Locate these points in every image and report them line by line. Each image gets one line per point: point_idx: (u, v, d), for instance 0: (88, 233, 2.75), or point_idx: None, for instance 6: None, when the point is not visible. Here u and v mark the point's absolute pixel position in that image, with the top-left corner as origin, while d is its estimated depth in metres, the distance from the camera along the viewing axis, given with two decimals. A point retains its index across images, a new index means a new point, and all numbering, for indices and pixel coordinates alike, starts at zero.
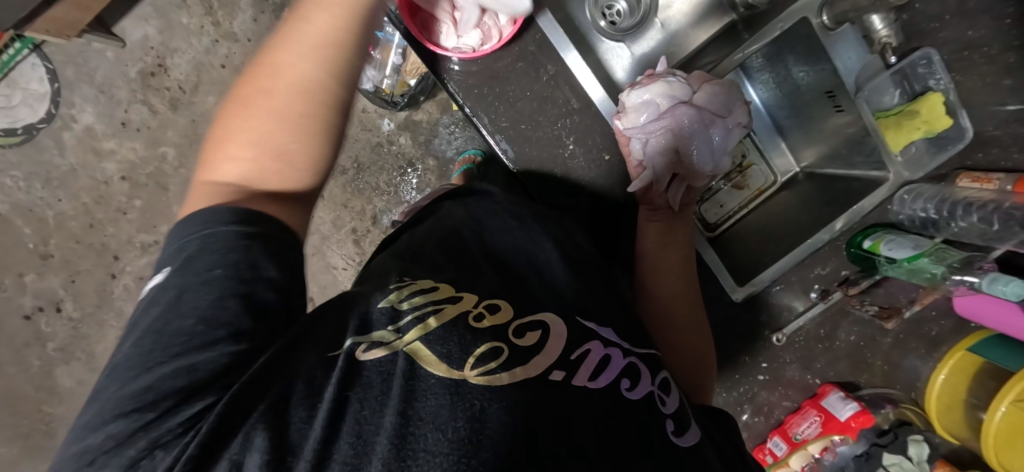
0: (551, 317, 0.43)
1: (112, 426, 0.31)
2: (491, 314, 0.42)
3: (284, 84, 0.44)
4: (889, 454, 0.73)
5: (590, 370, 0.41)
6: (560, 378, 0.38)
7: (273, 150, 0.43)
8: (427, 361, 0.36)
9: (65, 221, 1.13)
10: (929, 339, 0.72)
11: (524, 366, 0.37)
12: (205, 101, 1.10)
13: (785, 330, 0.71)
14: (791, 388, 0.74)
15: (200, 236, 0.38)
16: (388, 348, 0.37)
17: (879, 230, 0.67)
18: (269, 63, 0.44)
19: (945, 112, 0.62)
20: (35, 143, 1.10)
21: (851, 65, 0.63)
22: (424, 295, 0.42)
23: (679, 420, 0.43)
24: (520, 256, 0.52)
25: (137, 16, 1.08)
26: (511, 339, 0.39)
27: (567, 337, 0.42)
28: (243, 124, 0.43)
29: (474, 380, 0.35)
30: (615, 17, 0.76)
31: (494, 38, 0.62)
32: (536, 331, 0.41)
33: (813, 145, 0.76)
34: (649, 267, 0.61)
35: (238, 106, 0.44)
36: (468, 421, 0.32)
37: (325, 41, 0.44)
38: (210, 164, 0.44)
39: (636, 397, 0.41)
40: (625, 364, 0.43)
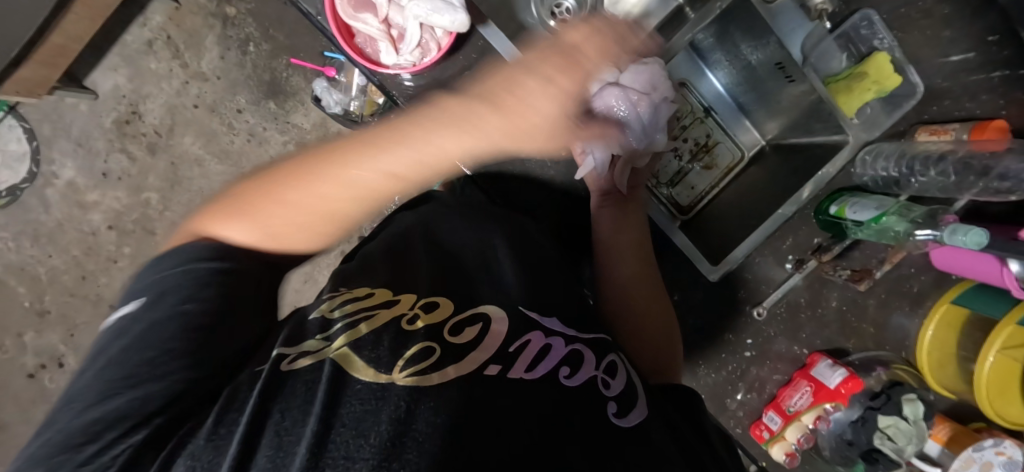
0: (491, 310, 0.45)
1: (51, 461, 0.32)
2: (428, 314, 0.43)
3: (338, 191, 0.44)
4: (884, 415, 0.70)
5: (527, 362, 0.42)
6: (495, 372, 0.39)
7: (284, 230, 0.45)
8: (354, 366, 0.36)
9: (58, 276, 1.14)
10: (912, 296, 0.72)
11: (456, 365, 0.39)
12: (182, 142, 1.12)
13: (765, 303, 0.72)
14: (780, 361, 0.75)
15: (185, 275, 0.41)
16: (316, 355, 0.37)
17: (845, 194, 0.67)
18: (354, 165, 0.43)
19: (893, 71, 0.63)
20: (21, 203, 1.12)
21: (793, 34, 0.65)
22: (357, 301, 0.43)
23: (623, 402, 0.44)
24: (469, 252, 0.54)
25: (105, 67, 1.10)
26: (444, 337, 0.41)
27: (506, 331, 0.43)
28: (280, 203, 0.45)
29: (402, 382, 0.36)
30: (565, 14, 0.72)
31: (433, 50, 0.64)
32: (475, 325, 0.43)
33: (776, 117, 0.76)
34: (609, 258, 0.63)
35: (284, 181, 0.45)
36: (392, 424, 0.33)
37: (408, 182, 0.45)
38: (228, 203, 0.46)
39: (574, 384, 0.42)
40: (567, 352, 0.44)
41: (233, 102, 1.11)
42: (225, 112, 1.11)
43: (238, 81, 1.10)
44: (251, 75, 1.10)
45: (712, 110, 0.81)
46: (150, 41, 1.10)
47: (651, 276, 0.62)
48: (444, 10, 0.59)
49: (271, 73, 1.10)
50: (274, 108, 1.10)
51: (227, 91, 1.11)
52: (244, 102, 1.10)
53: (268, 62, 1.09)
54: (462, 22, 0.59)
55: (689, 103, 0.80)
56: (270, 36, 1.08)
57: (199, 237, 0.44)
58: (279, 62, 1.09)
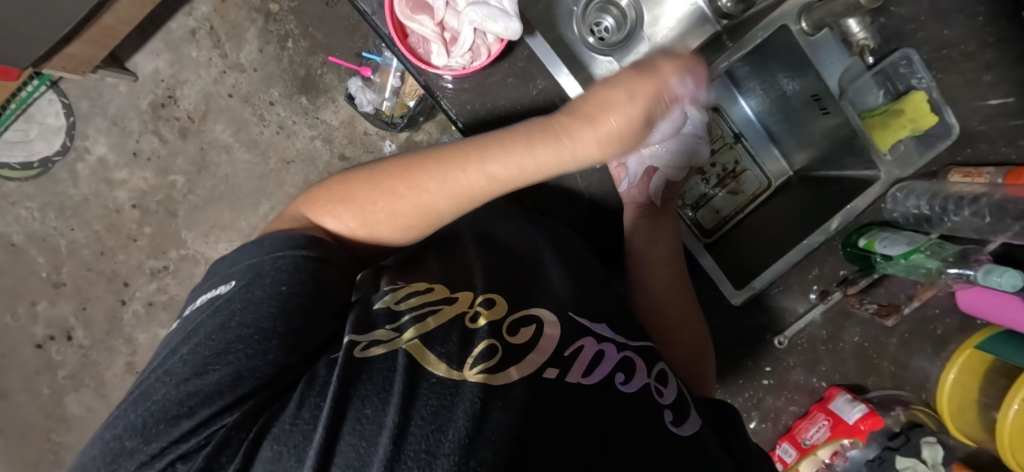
0: (543, 313, 0.44)
1: (152, 431, 0.33)
2: (488, 311, 0.43)
3: (424, 195, 0.46)
4: (902, 457, 0.72)
5: (584, 367, 0.41)
6: (553, 375, 0.39)
7: (370, 227, 0.48)
8: (428, 360, 0.36)
9: (78, 249, 1.15)
10: (936, 338, 0.71)
11: (518, 366, 0.38)
12: (213, 129, 1.14)
13: (786, 332, 0.71)
14: (797, 393, 0.74)
15: (277, 261, 0.41)
16: (388, 346, 0.38)
17: (875, 229, 0.67)
18: (444, 174, 0.46)
19: (930, 110, 0.62)
20: (50, 175, 1.14)
21: (833, 68, 0.64)
22: (421, 296, 0.44)
23: (678, 410, 0.44)
24: (518, 248, 0.55)
25: (148, 51, 1.13)
26: (505, 336, 0.40)
27: (560, 335, 0.42)
28: (370, 200, 0.48)
29: (474, 379, 0.36)
30: (604, 34, 0.78)
31: (482, 55, 0.65)
32: (531, 326, 0.42)
33: (805, 149, 0.77)
34: (640, 269, 0.65)
35: (376, 179, 0.48)
36: (468, 421, 0.33)
37: (498, 194, 0.47)
38: (325, 201, 0.50)
39: (631, 390, 0.42)
40: (620, 358, 0.44)
41: (267, 94, 1.13)
42: (258, 103, 1.13)
43: (273, 75, 1.13)
44: (286, 69, 1.12)
45: (741, 136, 0.82)
46: (193, 29, 1.13)
47: (682, 288, 0.63)
48: (499, 17, 0.61)
49: (306, 69, 1.12)
50: (306, 103, 1.12)
51: (261, 83, 1.13)
52: (277, 95, 1.13)
53: (304, 59, 1.11)
54: (513, 30, 0.60)
55: (721, 129, 0.81)
56: (309, 34, 1.10)
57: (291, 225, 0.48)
58: (315, 60, 1.11)
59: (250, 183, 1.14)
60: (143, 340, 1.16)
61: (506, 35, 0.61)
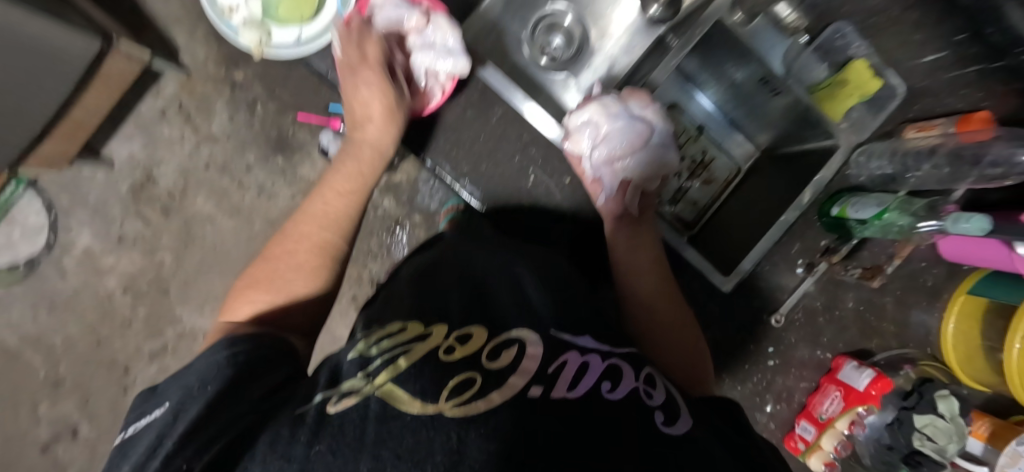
0: (524, 334, 0.45)
1: None
2: (462, 345, 0.43)
3: (307, 234, 0.55)
4: (919, 415, 0.70)
5: (568, 381, 0.41)
6: (538, 393, 0.39)
7: (283, 292, 0.52)
8: (400, 401, 0.37)
9: (74, 343, 1.15)
10: (928, 290, 0.73)
11: (499, 390, 0.39)
12: (195, 202, 1.16)
13: (782, 309, 0.73)
14: (805, 368, 0.75)
15: (208, 360, 0.43)
16: (359, 394, 0.38)
17: (845, 195, 0.69)
18: (292, 239, 0.55)
19: (872, 75, 0.66)
20: (37, 273, 1.15)
21: (774, 51, 0.68)
22: (392, 338, 0.44)
23: (670, 410, 0.42)
24: (495, 274, 0.55)
25: (121, 136, 1.15)
26: (483, 364, 0.41)
27: (542, 354, 0.43)
28: (270, 277, 0.53)
29: (450, 412, 0.36)
30: (555, 52, 0.81)
31: (438, 94, 0.65)
32: (512, 348, 0.43)
33: (767, 129, 0.79)
34: (627, 279, 0.64)
35: (266, 263, 0.54)
36: (446, 455, 0.34)
37: (352, 198, 0.59)
38: (231, 310, 0.52)
39: (620, 396, 0.41)
40: (606, 366, 0.44)
41: (243, 160, 1.16)
42: (236, 170, 1.16)
43: (247, 140, 1.15)
44: (259, 133, 1.14)
45: (704, 127, 0.84)
46: (162, 110, 1.15)
47: (671, 296, 0.64)
48: (448, 56, 0.62)
49: (279, 130, 1.14)
50: (282, 163, 1.15)
51: (237, 150, 1.15)
52: (254, 160, 1.15)
53: (275, 120, 1.14)
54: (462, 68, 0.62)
55: (682, 123, 0.83)
56: (275, 95, 1.12)
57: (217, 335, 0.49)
58: (286, 119, 1.13)
59: (239, 249, 1.16)
60: None
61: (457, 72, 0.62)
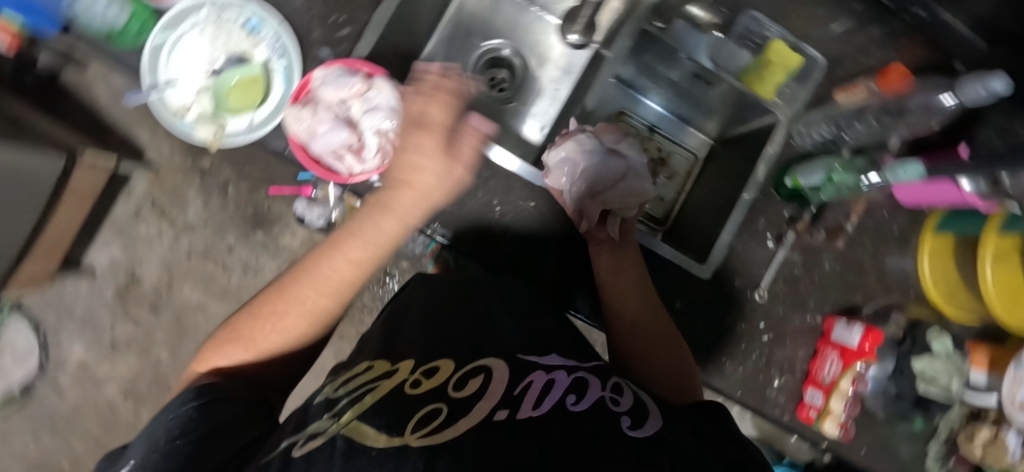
0: (492, 362, 0.48)
1: None
2: (428, 378, 0.46)
3: (299, 302, 0.54)
4: (918, 358, 0.75)
5: (534, 400, 0.43)
6: (504, 416, 0.41)
7: (260, 349, 0.54)
8: (366, 437, 0.39)
9: (83, 458, 1.14)
10: (896, 236, 0.76)
11: (466, 416, 0.41)
12: (182, 293, 1.17)
13: (762, 284, 0.75)
14: (799, 336, 0.76)
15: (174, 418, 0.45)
16: (326, 434, 0.40)
17: (793, 165, 0.73)
18: (290, 298, 0.54)
19: (792, 51, 0.70)
20: (35, 396, 1.14)
21: (698, 46, 0.72)
22: (360, 378, 0.48)
23: (636, 414, 0.44)
24: (476, 304, 0.57)
25: (99, 243, 1.15)
26: (450, 393, 0.44)
27: (506, 377, 0.46)
28: (264, 326, 0.54)
29: (417, 442, 0.38)
30: (501, 85, 0.87)
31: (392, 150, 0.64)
32: (479, 376, 0.46)
33: (711, 117, 0.84)
34: (611, 299, 0.68)
35: (262, 304, 0.55)
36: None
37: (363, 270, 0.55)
38: (218, 349, 0.54)
39: (585, 407, 0.43)
40: (571, 381, 0.46)
41: (224, 242, 1.17)
42: (219, 254, 1.17)
43: (224, 222, 1.17)
44: (235, 213, 1.17)
45: (655, 127, 0.87)
46: (137, 210, 1.16)
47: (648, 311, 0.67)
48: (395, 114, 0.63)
49: (254, 206, 1.17)
50: (263, 237, 1.17)
51: (216, 234, 1.17)
52: (234, 240, 1.17)
53: (249, 198, 1.16)
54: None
55: (634, 127, 0.86)
56: (245, 174, 1.15)
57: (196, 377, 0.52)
58: (259, 195, 1.16)
59: None
60: None
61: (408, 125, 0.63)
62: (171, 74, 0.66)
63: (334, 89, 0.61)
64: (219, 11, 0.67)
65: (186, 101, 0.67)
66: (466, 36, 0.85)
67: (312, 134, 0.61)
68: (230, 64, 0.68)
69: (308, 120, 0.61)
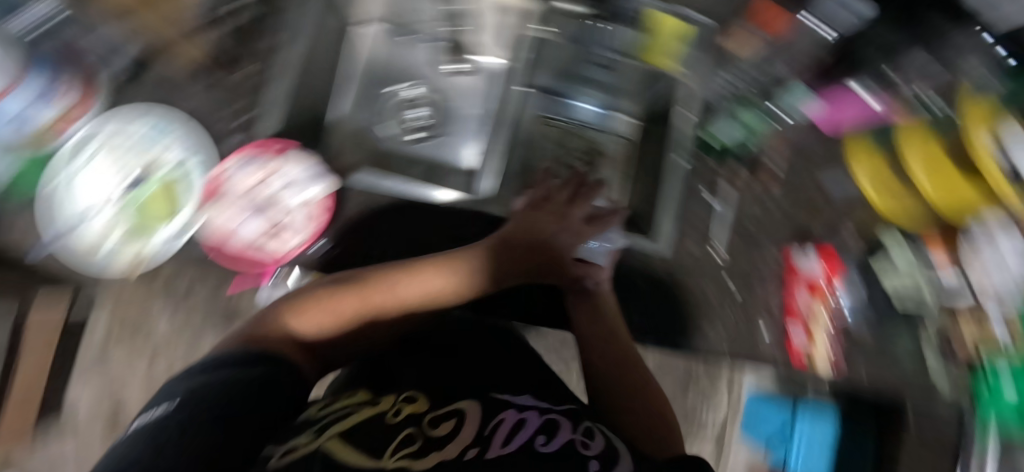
0: (466, 404, 0.47)
1: None
2: (410, 407, 0.45)
3: (413, 302, 0.56)
4: (880, 271, 0.75)
5: (504, 437, 0.42)
6: (473, 455, 0.39)
7: (352, 329, 0.52)
8: (352, 449, 0.38)
9: None
10: (827, 163, 0.79)
11: (447, 445, 0.40)
12: None
13: (715, 239, 0.79)
14: (766, 282, 0.78)
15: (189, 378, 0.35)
16: (306, 447, 0.38)
17: (711, 124, 0.80)
18: (406, 297, 0.56)
19: (679, 20, 0.77)
20: None
21: (595, 43, 0.81)
22: (343, 402, 0.47)
23: (609, 458, 0.43)
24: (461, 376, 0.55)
25: None
26: (427, 429, 0.42)
27: (480, 419, 0.44)
28: (360, 311, 0.53)
29: (400, 461, 0.38)
30: (416, 122, 0.86)
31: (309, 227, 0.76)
32: (452, 419, 0.44)
33: (625, 99, 0.85)
34: (591, 348, 0.66)
35: (361, 292, 0.54)
36: None
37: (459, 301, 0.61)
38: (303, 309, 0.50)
39: (555, 447, 0.42)
40: (542, 421, 0.45)
41: None
42: None
43: None
44: None
45: (575, 120, 0.86)
46: None
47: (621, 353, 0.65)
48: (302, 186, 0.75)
49: None
50: None
51: None
52: None
53: None
54: (329, 183, 0.76)
55: (560, 128, 0.87)
56: None
57: (266, 328, 0.45)
58: None
59: None
60: None
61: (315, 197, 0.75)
62: (84, 204, 0.71)
63: (245, 175, 0.73)
64: (120, 130, 0.72)
65: (104, 224, 0.72)
66: (371, 84, 0.85)
67: (235, 226, 0.74)
68: (135, 181, 0.72)
69: (228, 215, 0.74)
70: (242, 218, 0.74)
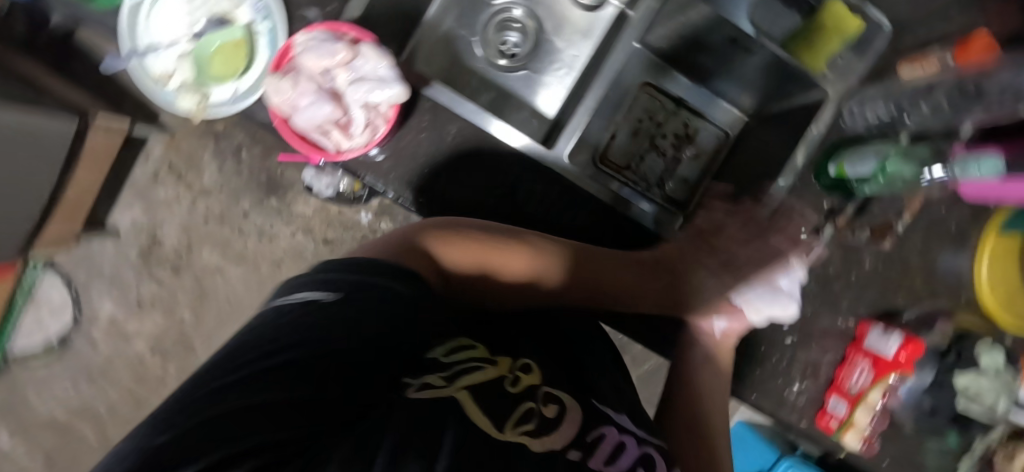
0: (566, 396, 0.48)
1: None
2: (524, 375, 0.47)
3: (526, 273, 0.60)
4: (961, 376, 0.66)
5: (607, 457, 0.45)
6: (576, 457, 0.43)
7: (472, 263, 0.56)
8: (477, 416, 0.39)
9: (117, 408, 1.21)
10: (953, 234, 0.67)
11: (551, 436, 0.43)
12: (201, 256, 1.19)
13: (791, 283, 0.67)
14: (827, 339, 0.69)
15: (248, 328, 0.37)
16: (436, 392, 0.39)
17: (843, 150, 0.62)
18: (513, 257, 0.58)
19: (851, 12, 0.58)
20: (73, 348, 1.20)
21: (739, 8, 0.64)
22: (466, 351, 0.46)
23: None
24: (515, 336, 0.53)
25: (121, 205, 1.17)
26: (539, 409, 0.44)
27: (580, 417, 0.46)
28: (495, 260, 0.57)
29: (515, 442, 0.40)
30: (514, 50, 0.79)
31: (381, 125, 0.55)
32: (553, 405, 0.45)
33: (750, 91, 0.74)
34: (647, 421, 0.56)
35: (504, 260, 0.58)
36: None
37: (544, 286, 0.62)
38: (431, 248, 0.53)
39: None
40: (641, 453, 0.48)
41: (239, 207, 1.18)
42: (235, 219, 1.18)
43: (239, 188, 1.17)
44: (249, 179, 1.16)
45: (683, 101, 0.79)
46: (155, 172, 1.16)
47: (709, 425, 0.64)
48: (378, 85, 0.54)
49: (267, 172, 1.17)
50: (276, 204, 1.17)
51: (231, 200, 1.17)
52: (249, 205, 1.17)
53: (262, 163, 1.16)
54: (402, 91, 0.53)
55: (659, 100, 0.78)
56: (258, 139, 1.15)
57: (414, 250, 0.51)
58: (272, 161, 1.16)
59: (252, 296, 1.19)
60: None
61: (396, 101, 0.53)
62: (153, 39, 0.62)
63: (317, 55, 0.55)
64: None
65: (169, 68, 0.63)
66: None
67: (294, 107, 0.55)
68: (212, 27, 0.63)
69: (289, 91, 0.55)
70: (309, 96, 0.56)
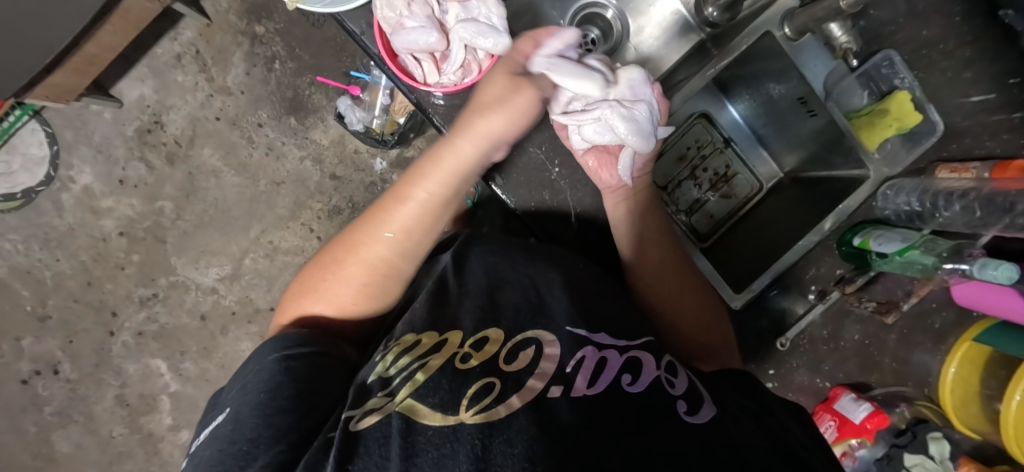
0: (540, 333, 0.51)
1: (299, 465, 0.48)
2: (478, 351, 0.49)
3: (413, 207, 0.58)
4: (911, 453, 0.73)
5: (589, 378, 0.47)
6: (558, 393, 0.45)
7: (359, 290, 0.58)
8: (422, 415, 0.44)
9: (63, 280, 1.14)
10: (935, 331, 0.72)
11: (517, 394, 0.45)
12: (201, 153, 1.14)
13: (789, 334, 0.71)
14: (803, 393, 0.73)
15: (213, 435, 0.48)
16: (381, 412, 0.45)
17: (868, 228, 0.69)
18: (381, 226, 0.58)
19: (914, 108, 0.64)
20: (35, 206, 1.12)
21: (816, 71, 0.69)
22: (410, 353, 0.50)
23: (691, 399, 0.49)
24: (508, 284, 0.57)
25: (133, 77, 1.12)
26: (500, 367, 0.48)
27: (559, 354, 0.49)
28: (366, 251, 0.58)
29: (471, 420, 0.43)
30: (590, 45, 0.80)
31: (474, 71, 0.62)
32: (529, 349, 0.49)
33: (794, 151, 0.78)
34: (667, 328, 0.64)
35: (375, 242, 0.58)
36: (471, 462, 0.39)
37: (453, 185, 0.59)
38: (313, 297, 0.57)
39: (639, 389, 0.47)
40: (625, 361, 0.50)
41: (254, 116, 1.13)
42: (247, 126, 1.13)
43: (262, 97, 1.13)
44: (275, 91, 1.13)
45: (731, 141, 0.83)
46: (179, 54, 1.12)
47: (700, 300, 0.63)
48: (489, 33, 0.59)
49: (294, 91, 1.13)
50: (294, 124, 1.13)
51: (249, 107, 1.13)
52: (266, 117, 1.13)
53: (291, 80, 1.12)
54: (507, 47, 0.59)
55: (710, 134, 0.82)
56: (296, 56, 1.11)
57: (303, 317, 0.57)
58: (303, 81, 1.12)
59: (239, 208, 1.15)
60: (132, 371, 1.16)
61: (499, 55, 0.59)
62: None
63: None
64: None
65: None
66: None
67: (401, 26, 0.59)
68: None
69: (402, 9, 0.59)
70: (416, 19, 0.59)
